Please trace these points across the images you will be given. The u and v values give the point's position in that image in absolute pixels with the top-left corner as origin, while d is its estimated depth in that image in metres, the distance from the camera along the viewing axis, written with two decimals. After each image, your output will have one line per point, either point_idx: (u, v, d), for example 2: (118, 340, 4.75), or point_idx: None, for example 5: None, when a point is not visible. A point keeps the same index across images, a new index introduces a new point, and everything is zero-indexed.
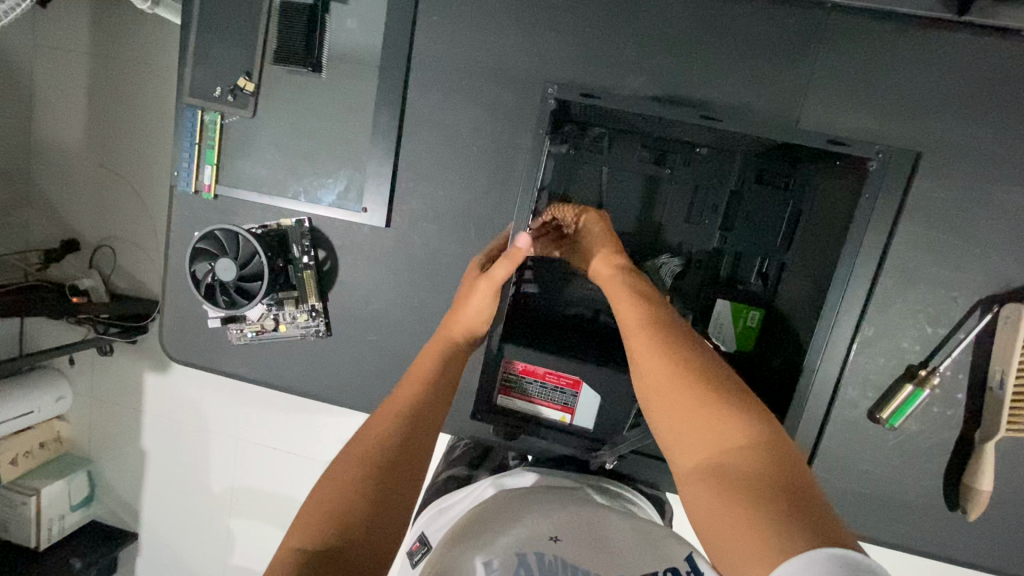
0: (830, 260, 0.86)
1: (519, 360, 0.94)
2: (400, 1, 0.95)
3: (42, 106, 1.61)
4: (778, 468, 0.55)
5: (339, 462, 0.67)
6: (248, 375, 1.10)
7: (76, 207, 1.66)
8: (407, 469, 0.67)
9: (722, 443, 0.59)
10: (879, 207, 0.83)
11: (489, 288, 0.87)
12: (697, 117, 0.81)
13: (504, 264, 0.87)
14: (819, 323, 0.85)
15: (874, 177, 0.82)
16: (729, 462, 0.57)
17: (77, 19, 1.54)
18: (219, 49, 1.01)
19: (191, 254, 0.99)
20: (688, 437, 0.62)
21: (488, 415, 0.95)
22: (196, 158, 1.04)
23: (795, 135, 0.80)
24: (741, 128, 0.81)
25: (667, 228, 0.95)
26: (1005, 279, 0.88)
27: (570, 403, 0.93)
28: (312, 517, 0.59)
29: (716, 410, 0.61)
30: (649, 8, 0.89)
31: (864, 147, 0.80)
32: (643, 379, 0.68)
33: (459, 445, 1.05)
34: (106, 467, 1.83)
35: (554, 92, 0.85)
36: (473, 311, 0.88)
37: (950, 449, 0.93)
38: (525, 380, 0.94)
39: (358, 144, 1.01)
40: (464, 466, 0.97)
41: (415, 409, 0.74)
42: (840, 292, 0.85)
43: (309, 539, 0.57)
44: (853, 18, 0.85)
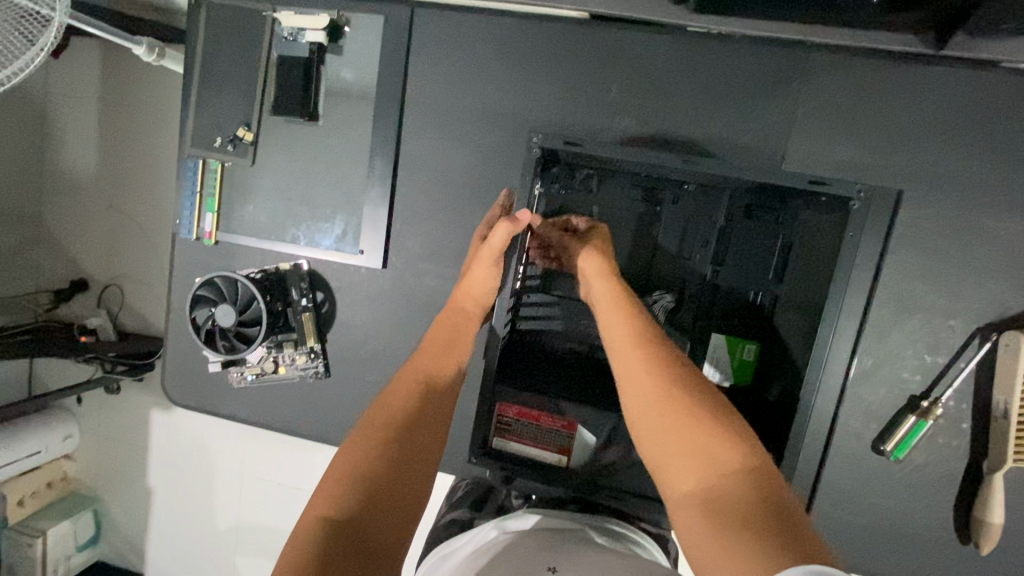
0: (820, 296, 0.87)
1: (512, 403, 0.96)
2: (391, 50, 0.98)
3: (54, 153, 1.67)
4: (766, 490, 0.58)
5: (362, 434, 0.69)
6: (249, 416, 1.11)
7: (85, 248, 1.69)
8: (425, 445, 0.71)
9: (713, 465, 0.61)
10: (864, 245, 0.82)
11: (487, 256, 0.86)
12: (678, 162, 0.83)
13: (500, 230, 0.83)
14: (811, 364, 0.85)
15: (858, 216, 0.81)
16: (721, 485, 0.59)
17: (87, 70, 1.60)
18: (219, 101, 1.05)
19: (191, 301, 1.00)
20: (679, 457, 0.63)
21: (485, 459, 0.94)
22: (197, 207, 1.07)
23: (776, 176, 0.81)
24: (723, 170, 0.82)
25: (658, 263, 0.96)
26: (1004, 307, 0.87)
27: (565, 444, 0.94)
28: (337, 486, 0.63)
29: (708, 432, 0.63)
30: (633, 51, 0.91)
31: (846, 187, 0.80)
32: (635, 398, 0.70)
33: (463, 484, 1.01)
34: (112, 506, 1.83)
35: (538, 141, 0.88)
36: (480, 282, 0.88)
37: (958, 481, 0.91)
38: (521, 421, 0.95)
39: (354, 187, 1.03)
40: (465, 508, 0.94)
41: (427, 385, 0.77)
42: (830, 327, 0.83)
43: (336, 516, 0.60)
44: (834, 54, 0.87)
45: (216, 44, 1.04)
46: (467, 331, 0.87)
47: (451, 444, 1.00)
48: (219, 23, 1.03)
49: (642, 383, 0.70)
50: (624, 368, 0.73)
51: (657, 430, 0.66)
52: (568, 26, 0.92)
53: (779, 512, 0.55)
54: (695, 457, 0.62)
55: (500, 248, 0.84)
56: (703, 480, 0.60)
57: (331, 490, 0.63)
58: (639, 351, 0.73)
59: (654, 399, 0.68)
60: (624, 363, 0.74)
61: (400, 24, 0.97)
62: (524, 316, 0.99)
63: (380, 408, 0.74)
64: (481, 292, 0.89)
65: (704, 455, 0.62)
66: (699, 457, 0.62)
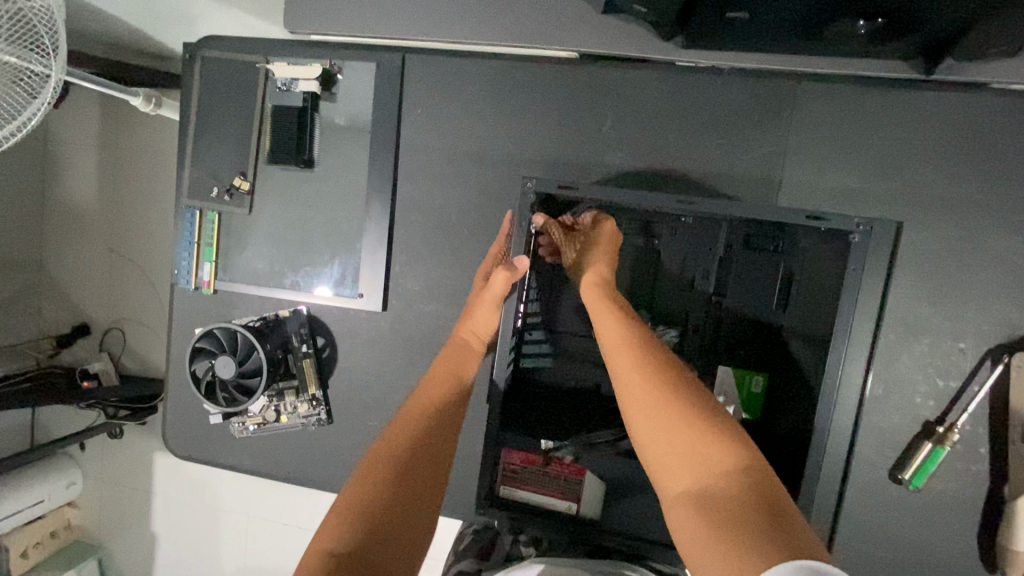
0: (827, 330, 0.84)
1: (517, 450, 0.93)
2: (383, 94, 0.99)
3: (54, 201, 1.68)
4: (761, 490, 0.57)
5: (369, 462, 0.71)
6: (252, 466, 1.09)
7: (86, 294, 1.69)
8: (429, 474, 0.72)
9: (709, 467, 0.60)
10: (866, 280, 0.79)
11: (489, 301, 0.86)
12: (674, 203, 0.82)
13: (499, 276, 0.85)
14: (820, 397, 0.82)
15: (858, 250, 0.79)
16: (718, 486, 0.58)
17: (87, 120, 1.63)
18: (215, 151, 1.05)
19: (190, 354, 1.00)
20: (672, 459, 0.62)
21: (493, 509, 0.91)
22: (195, 257, 1.07)
23: (772, 212, 0.80)
24: (719, 208, 0.82)
25: (660, 296, 0.95)
26: (1013, 328, 0.85)
27: (575, 491, 0.90)
28: (344, 515, 0.64)
29: (700, 429, 0.62)
30: (624, 87, 0.92)
31: (843, 221, 0.78)
32: (626, 395, 0.68)
33: (469, 532, 0.99)
34: (117, 553, 1.80)
35: (532, 185, 0.86)
36: (483, 321, 0.88)
37: (980, 507, 0.88)
38: (528, 469, 0.92)
39: (351, 231, 1.03)
40: (473, 559, 0.91)
41: (432, 409, 0.79)
42: (837, 358, 0.81)
43: (341, 543, 0.61)
44: (825, 83, 0.87)
45: (210, 96, 1.05)
46: (473, 362, 0.88)
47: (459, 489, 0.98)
48: (213, 77, 1.05)
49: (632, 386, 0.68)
50: (616, 368, 0.71)
51: (648, 427, 0.65)
52: (559, 66, 0.93)
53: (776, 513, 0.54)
54: (689, 459, 0.61)
55: (502, 293, 0.85)
56: (699, 482, 0.59)
57: (339, 519, 0.64)
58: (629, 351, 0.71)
59: (645, 399, 0.66)
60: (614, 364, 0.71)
61: (392, 70, 0.98)
62: (527, 356, 0.97)
63: (386, 435, 0.75)
64: (487, 331, 0.89)
65: (696, 456, 0.61)
66: (694, 459, 0.61)
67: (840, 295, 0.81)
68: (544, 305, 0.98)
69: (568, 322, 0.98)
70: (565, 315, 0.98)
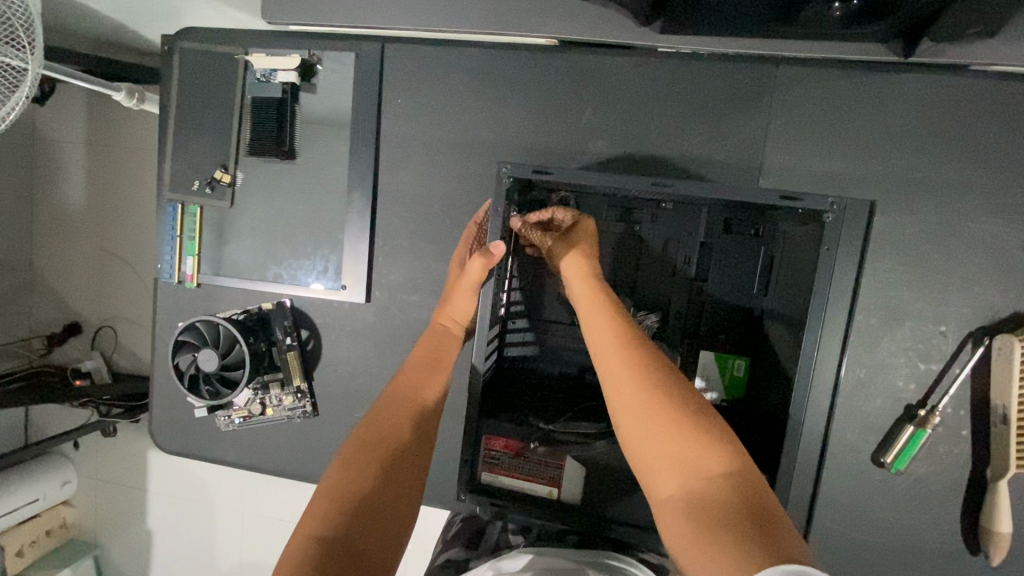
0: (803, 312, 0.82)
1: (499, 436, 0.90)
2: (363, 84, 0.98)
3: (41, 198, 1.67)
4: (749, 494, 0.59)
5: (352, 450, 0.71)
6: (239, 460, 1.09)
7: (76, 291, 1.69)
8: (413, 463, 0.73)
9: (698, 471, 0.62)
10: (840, 259, 0.78)
11: (465, 289, 0.86)
12: (647, 185, 0.81)
13: (475, 264, 0.83)
14: (797, 382, 0.81)
15: (832, 229, 0.78)
16: (706, 491, 0.60)
17: (72, 116, 1.62)
18: (196, 144, 1.05)
19: (174, 347, 1.00)
20: (663, 462, 0.64)
21: (475, 496, 0.90)
22: (178, 251, 1.07)
23: (745, 194, 0.79)
24: (693, 190, 0.81)
25: (642, 282, 0.95)
26: (994, 310, 0.86)
27: (557, 475, 0.88)
28: (329, 503, 0.65)
29: (691, 436, 0.64)
30: (603, 74, 0.91)
31: (817, 201, 0.77)
32: (619, 400, 0.69)
33: (458, 520, 1.01)
34: (113, 551, 1.80)
35: (508, 171, 0.84)
36: (460, 308, 0.88)
37: (963, 489, 0.89)
38: (509, 455, 0.90)
39: (333, 223, 1.03)
40: (461, 547, 0.93)
41: (416, 401, 0.79)
42: (814, 341, 0.80)
43: (326, 528, 0.62)
44: (804, 67, 0.87)
45: (190, 88, 1.04)
46: (454, 349, 0.88)
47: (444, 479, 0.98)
48: (192, 69, 1.04)
49: (624, 388, 0.69)
50: (609, 372, 0.71)
51: (641, 432, 0.66)
52: (538, 53, 0.93)
53: (762, 517, 0.56)
54: (680, 463, 0.63)
55: (478, 280, 0.84)
56: (687, 485, 0.61)
57: (324, 507, 0.64)
58: (620, 354, 0.71)
59: (638, 404, 0.67)
60: (605, 365, 0.72)
61: (371, 60, 0.97)
62: (510, 344, 0.99)
63: (367, 424, 0.75)
64: (465, 317, 0.89)
65: (686, 460, 0.63)
66: (683, 463, 0.63)
67: (815, 275, 0.80)
68: (525, 291, 0.98)
69: (550, 308, 0.98)
70: (546, 302, 0.98)
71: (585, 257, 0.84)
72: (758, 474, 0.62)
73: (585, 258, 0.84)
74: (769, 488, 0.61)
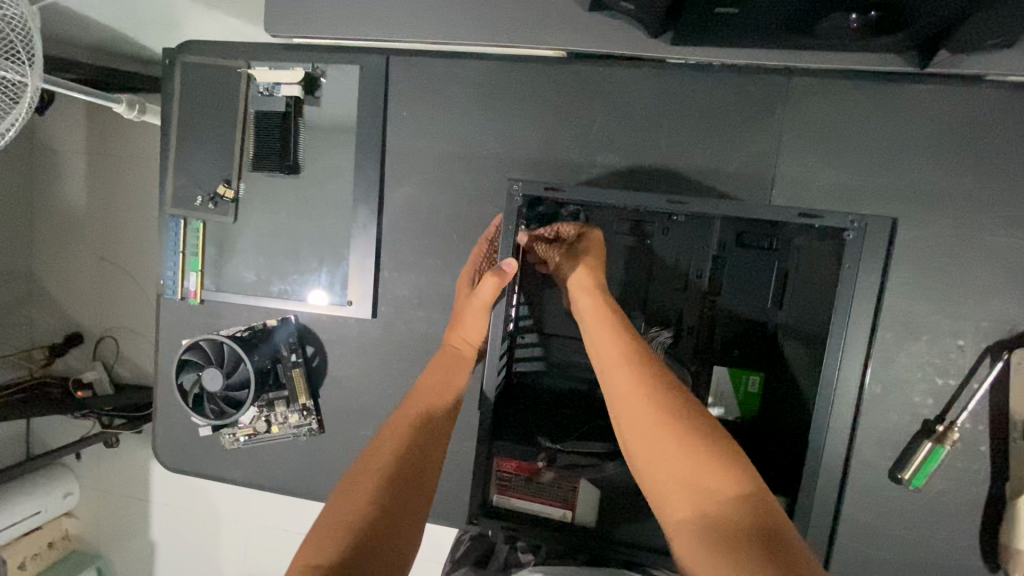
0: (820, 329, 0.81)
1: (509, 457, 0.90)
2: (368, 98, 0.97)
3: (41, 208, 1.65)
4: (762, 519, 0.58)
5: (357, 475, 0.70)
6: (244, 478, 1.07)
7: (77, 303, 1.68)
8: (418, 489, 0.71)
9: (709, 493, 0.61)
10: (860, 277, 0.77)
11: (477, 308, 0.85)
12: (664, 203, 0.80)
13: (487, 283, 0.83)
14: (819, 399, 0.80)
15: (852, 247, 0.76)
16: (717, 513, 0.59)
17: (72, 127, 1.60)
18: (198, 159, 1.03)
19: (178, 366, 0.97)
20: (673, 482, 0.64)
21: (487, 519, 0.88)
22: (181, 267, 1.05)
23: (764, 210, 0.78)
24: (710, 206, 0.79)
25: (654, 296, 0.93)
26: (1013, 324, 0.84)
27: (569, 498, 0.89)
28: (331, 528, 0.63)
29: (701, 456, 0.63)
30: (612, 87, 0.90)
31: (837, 219, 0.75)
32: (627, 418, 0.69)
33: (467, 539, 1.00)
34: (116, 562, 1.79)
35: (519, 188, 0.84)
36: (472, 328, 0.87)
37: (981, 506, 0.87)
38: (521, 476, 0.90)
39: (338, 238, 1.01)
40: (469, 568, 0.91)
41: (420, 425, 0.78)
42: (836, 357, 0.78)
43: (328, 555, 0.60)
44: (817, 78, 0.85)
45: (192, 102, 1.03)
46: (463, 371, 0.87)
47: None
48: (194, 82, 1.02)
49: (632, 406, 0.69)
50: (616, 388, 0.71)
51: (650, 451, 0.66)
52: (546, 65, 0.91)
53: (777, 544, 0.56)
54: (690, 483, 0.63)
55: (490, 300, 0.84)
56: (697, 507, 0.61)
57: (324, 536, 0.62)
58: (629, 369, 0.71)
59: (647, 422, 0.67)
60: (612, 380, 0.71)
61: (376, 73, 0.96)
62: (518, 360, 0.96)
63: (373, 447, 0.74)
64: (476, 337, 0.88)
65: (696, 482, 0.62)
66: (693, 483, 0.62)
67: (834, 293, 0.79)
68: (534, 307, 0.97)
69: (560, 324, 0.96)
70: (554, 318, 0.96)
71: (590, 267, 0.83)
72: (771, 496, 0.62)
73: (590, 265, 0.83)
74: (782, 510, 0.61)
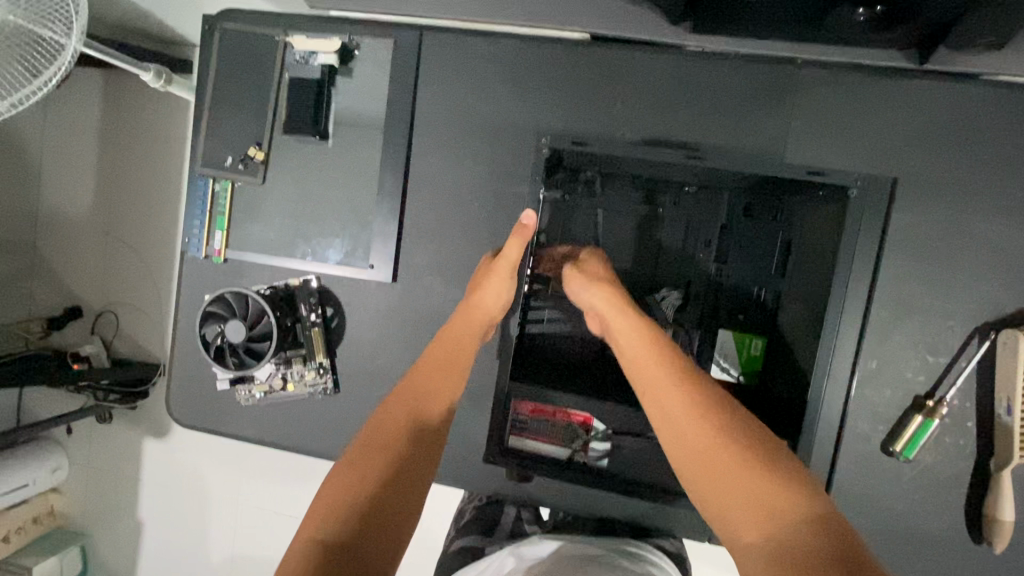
0: (823, 285, 0.90)
1: (526, 401, 0.97)
2: (399, 70, 1.01)
3: (53, 176, 1.66)
4: (835, 539, 0.58)
5: (360, 448, 0.71)
6: (256, 437, 1.10)
7: (81, 273, 1.68)
8: (420, 462, 0.72)
9: (780, 516, 0.60)
10: (862, 238, 0.86)
11: (504, 270, 0.90)
12: (685, 156, 0.90)
13: (514, 243, 0.90)
14: (822, 343, 0.88)
15: (855, 203, 0.87)
16: (795, 539, 0.58)
17: (89, 96, 1.62)
18: (230, 121, 1.07)
19: (201, 318, 1.00)
20: (744, 507, 0.62)
21: (501, 458, 0.96)
22: (206, 226, 1.08)
23: (777, 167, 0.88)
24: (726, 162, 0.90)
25: (667, 260, 1.02)
26: (1000, 306, 0.90)
27: (581, 439, 0.97)
28: (330, 504, 0.65)
29: (763, 478, 0.63)
30: (632, 70, 0.96)
31: (841, 175, 0.87)
32: (683, 443, 0.69)
33: (470, 508, 1.05)
34: (102, 540, 1.76)
35: (547, 142, 0.97)
36: (492, 292, 0.91)
37: (967, 479, 0.92)
38: (536, 418, 0.98)
39: (363, 204, 1.05)
40: (477, 534, 0.97)
41: (419, 397, 0.79)
42: (837, 309, 0.87)
43: (328, 531, 0.62)
44: (824, 70, 0.92)
45: (227, 67, 1.06)
46: (471, 343, 0.89)
47: (465, 457, 0.99)
48: (230, 48, 1.06)
49: (683, 424, 0.69)
50: (669, 412, 0.71)
51: (711, 477, 0.65)
52: (572, 46, 0.97)
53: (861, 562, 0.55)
54: (759, 508, 0.61)
55: (516, 259, 0.90)
56: (769, 531, 0.60)
57: (322, 514, 0.64)
58: (678, 389, 0.72)
59: (704, 447, 0.67)
60: (662, 404, 0.72)
61: (409, 46, 1.01)
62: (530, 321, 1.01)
63: (377, 416, 0.76)
64: (494, 303, 0.91)
65: (762, 500, 0.62)
66: (762, 507, 0.61)
67: (837, 246, 0.87)
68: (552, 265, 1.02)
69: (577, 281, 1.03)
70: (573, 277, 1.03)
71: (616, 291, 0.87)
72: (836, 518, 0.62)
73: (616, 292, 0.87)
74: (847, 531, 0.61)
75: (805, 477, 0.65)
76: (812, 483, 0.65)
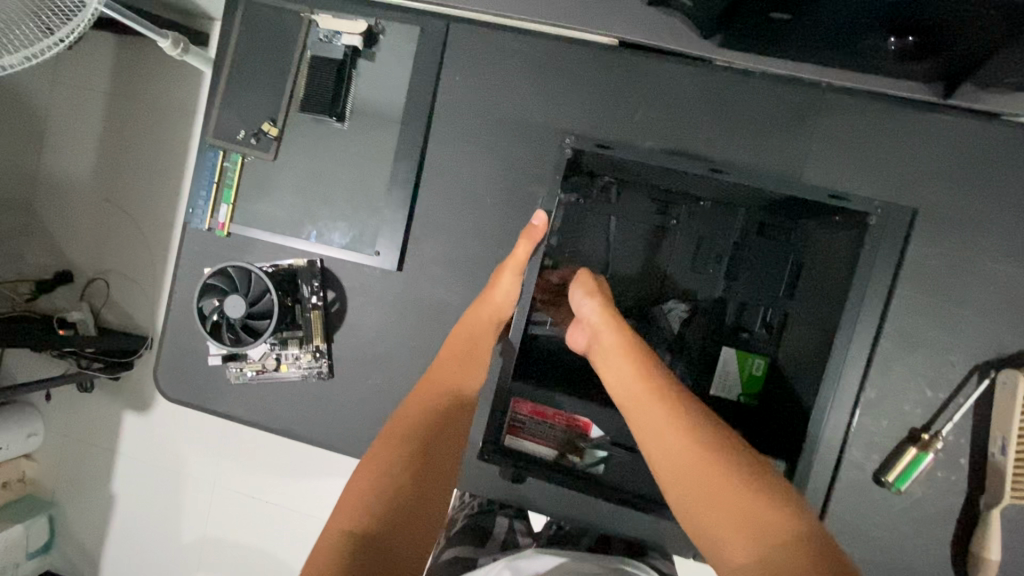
0: (829, 310, 0.89)
1: (526, 400, 0.99)
2: (423, 58, 1.00)
3: (57, 136, 1.63)
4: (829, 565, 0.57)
5: (387, 441, 0.75)
6: (244, 417, 1.08)
7: (75, 238, 1.65)
8: (448, 458, 0.75)
9: (770, 539, 0.59)
10: (879, 262, 0.86)
11: (512, 266, 0.89)
12: (706, 169, 0.89)
13: (523, 244, 0.89)
14: (829, 369, 0.87)
15: (874, 231, 0.86)
16: (785, 564, 0.57)
17: (101, 59, 1.59)
18: (247, 94, 1.05)
19: (199, 290, 0.98)
20: (733, 530, 0.61)
21: (496, 455, 0.94)
22: (213, 198, 1.07)
23: (796, 188, 0.88)
24: (745, 179, 0.89)
25: (676, 274, 1.02)
26: (1002, 347, 0.90)
27: (578, 443, 0.98)
28: (359, 497, 0.67)
29: (754, 501, 0.63)
30: (657, 79, 0.95)
31: (863, 202, 0.85)
32: (670, 464, 0.68)
33: (461, 516, 1.03)
34: (70, 512, 1.72)
35: (570, 142, 0.94)
36: (504, 291, 0.90)
37: (956, 516, 0.92)
38: (534, 419, 0.99)
39: (374, 189, 1.04)
40: (469, 544, 0.94)
41: (444, 394, 0.82)
42: (848, 336, 0.86)
43: (358, 522, 0.65)
44: (848, 96, 0.92)
45: (249, 40, 1.05)
46: (487, 343, 0.89)
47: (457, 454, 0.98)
48: (255, 21, 1.05)
49: (671, 442, 0.69)
50: (655, 433, 0.71)
51: (699, 500, 0.65)
52: (599, 50, 0.96)
53: None
54: (749, 532, 0.60)
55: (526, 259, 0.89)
56: (759, 554, 0.59)
57: (351, 505, 0.67)
58: (666, 408, 0.72)
59: (692, 469, 0.67)
60: (649, 423, 0.72)
61: (435, 36, 1.00)
62: (533, 324, 0.99)
63: (401, 414, 0.79)
64: (504, 301, 0.90)
65: (753, 522, 0.61)
66: (751, 531, 0.60)
67: (852, 275, 0.86)
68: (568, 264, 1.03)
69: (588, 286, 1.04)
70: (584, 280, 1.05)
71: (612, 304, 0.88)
72: (830, 545, 0.60)
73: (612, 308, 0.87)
74: (843, 558, 0.59)
75: (797, 501, 0.64)
76: (806, 508, 0.64)
